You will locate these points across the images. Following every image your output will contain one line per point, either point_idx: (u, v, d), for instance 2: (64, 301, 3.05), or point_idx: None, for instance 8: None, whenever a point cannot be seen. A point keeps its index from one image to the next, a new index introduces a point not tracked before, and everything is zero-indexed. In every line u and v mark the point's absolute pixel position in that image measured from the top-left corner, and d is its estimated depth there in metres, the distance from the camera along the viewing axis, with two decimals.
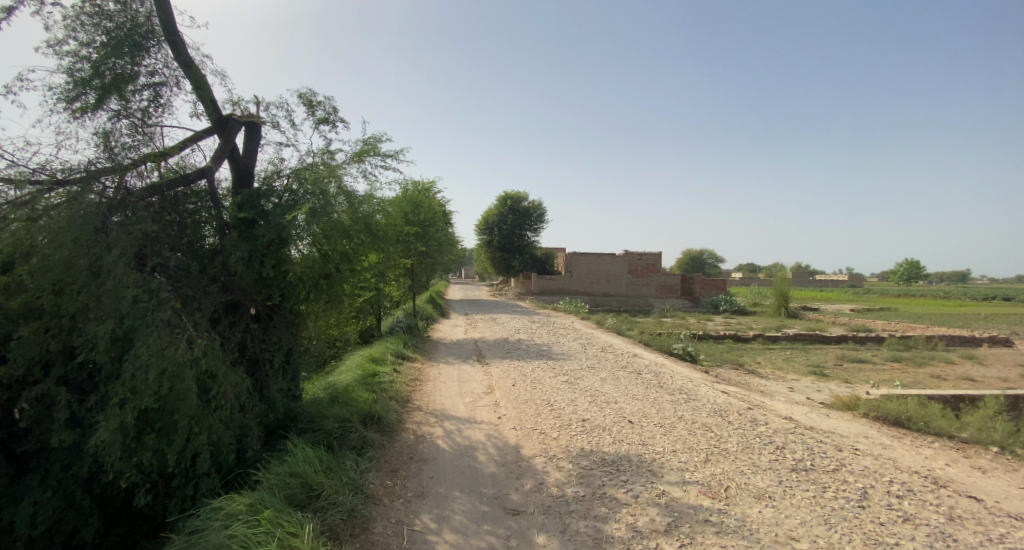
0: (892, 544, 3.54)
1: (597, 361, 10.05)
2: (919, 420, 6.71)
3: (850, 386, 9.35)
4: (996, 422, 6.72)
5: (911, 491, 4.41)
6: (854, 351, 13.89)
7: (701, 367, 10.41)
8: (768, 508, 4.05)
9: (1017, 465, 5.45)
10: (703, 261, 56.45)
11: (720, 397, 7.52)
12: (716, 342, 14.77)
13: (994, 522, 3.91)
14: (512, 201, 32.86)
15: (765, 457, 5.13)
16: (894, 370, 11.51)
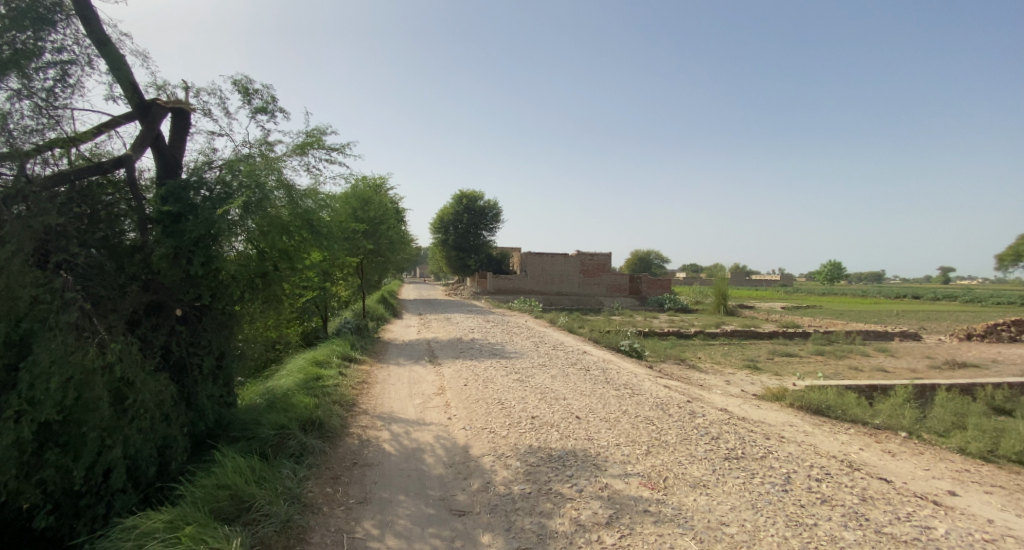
0: (811, 524, 3.77)
1: (549, 359, 10.13)
2: (838, 408, 7.23)
3: (780, 378, 9.97)
4: (904, 408, 7.35)
5: (829, 475, 4.73)
6: (785, 346, 14.80)
7: (647, 363, 10.73)
8: (703, 496, 4.21)
9: (921, 448, 5.98)
10: (650, 261, 58.51)
11: (662, 391, 7.79)
12: (661, 339, 15.29)
13: (900, 501, 4.25)
14: (467, 201, 32.69)
15: (702, 447, 5.34)
16: (818, 362, 12.39)
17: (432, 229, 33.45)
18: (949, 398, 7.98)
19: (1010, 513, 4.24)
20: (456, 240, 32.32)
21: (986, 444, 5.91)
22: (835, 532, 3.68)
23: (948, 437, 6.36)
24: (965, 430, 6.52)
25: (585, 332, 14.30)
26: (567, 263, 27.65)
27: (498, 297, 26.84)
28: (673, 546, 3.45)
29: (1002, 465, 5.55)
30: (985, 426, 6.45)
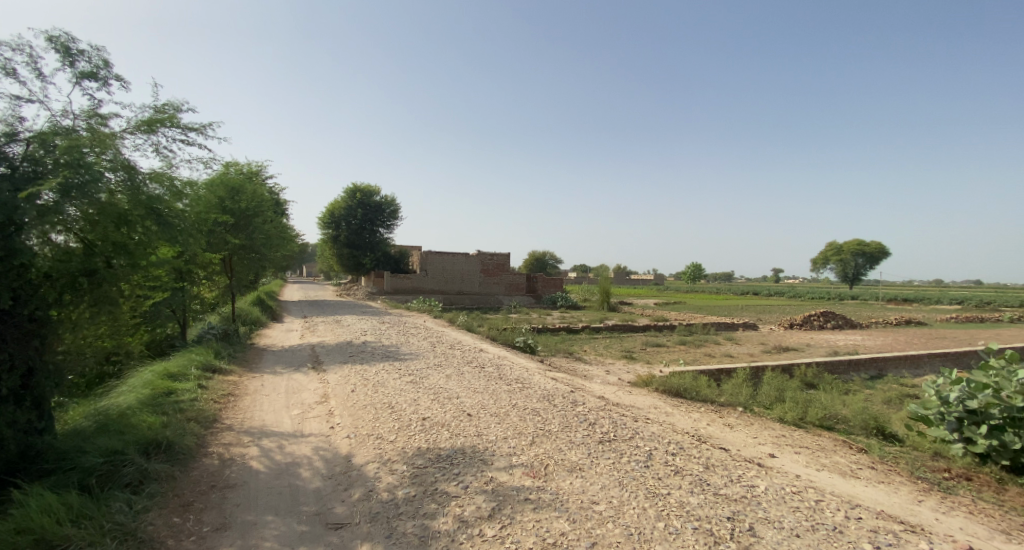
0: (666, 494, 4.18)
1: (444, 358, 9.99)
2: (693, 390, 8.15)
3: (650, 367, 10.97)
4: (742, 387, 8.51)
5: (683, 448, 5.29)
6: (655, 338, 16.30)
7: (538, 357, 11.08)
8: (578, 479, 4.45)
9: (753, 420, 6.98)
10: (546, 262, 60.49)
11: (549, 383, 8.11)
12: (550, 334, 15.91)
13: (734, 466, 4.91)
14: (362, 194, 31.02)
15: (580, 433, 5.66)
16: (681, 351, 13.88)
17: (320, 223, 31.13)
18: (775, 377, 9.42)
19: (812, 467, 5.12)
20: (347, 236, 30.42)
21: (797, 413, 7.07)
22: (684, 498, 4.13)
23: (771, 409, 7.51)
24: (784, 402, 7.75)
25: (481, 332, 14.34)
26: (467, 262, 27.48)
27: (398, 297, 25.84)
28: (550, 529, 3.59)
29: (808, 429, 6.69)
30: (798, 398, 7.73)
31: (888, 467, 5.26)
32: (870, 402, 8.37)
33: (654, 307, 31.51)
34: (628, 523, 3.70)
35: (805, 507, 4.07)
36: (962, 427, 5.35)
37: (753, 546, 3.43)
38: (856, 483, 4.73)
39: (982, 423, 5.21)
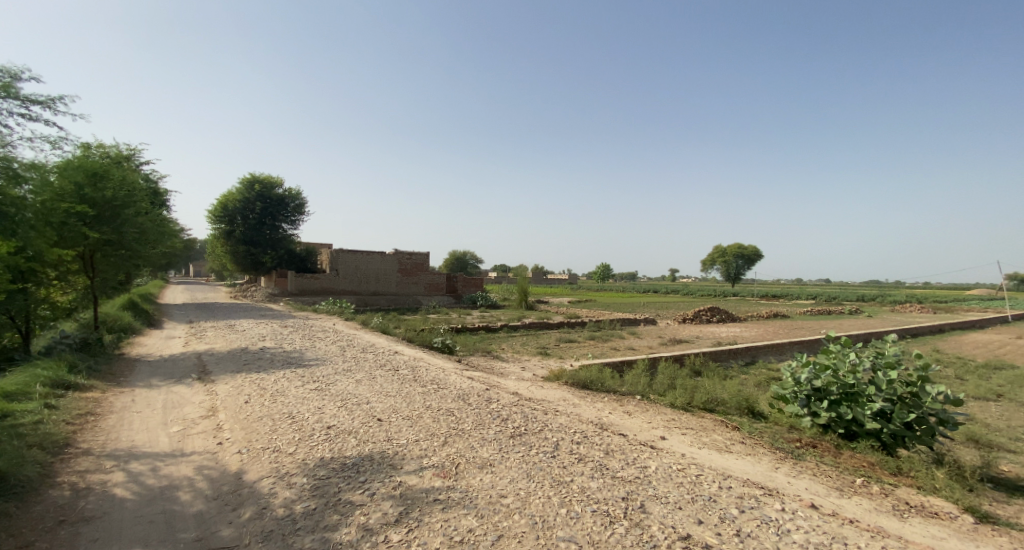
0: (570, 481, 4.41)
1: (354, 362, 9.59)
2: (598, 382, 8.63)
3: (562, 361, 11.40)
4: (641, 377, 9.18)
5: (587, 437, 5.59)
6: (566, 334, 16.97)
7: (453, 357, 11.05)
8: (488, 475, 4.53)
9: (649, 406, 7.56)
10: (466, 261, 60.07)
11: (464, 382, 8.12)
12: (465, 332, 15.92)
13: (631, 450, 5.29)
14: (262, 186, 28.66)
15: (492, 429, 5.75)
16: (591, 346, 14.59)
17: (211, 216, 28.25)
18: (669, 367, 10.27)
19: (697, 446, 5.68)
20: (244, 232, 27.94)
21: (685, 398, 7.79)
22: (586, 483, 4.37)
23: (664, 396, 8.19)
24: (675, 388, 8.49)
25: (395, 333, 13.96)
26: (384, 261, 26.53)
27: (303, 298, 24.10)
28: (458, 527, 3.62)
29: (694, 412, 7.40)
30: (686, 385, 8.51)
31: (755, 441, 5.98)
32: (745, 386, 9.45)
33: (572, 307, 31.00)
34: (534, 512, 3.85)
35: (689, 482, 4.51)
36: (810, 403, 6.23)
37: (645, 521, 3.74)
38: (731, 457, 5.32)
39: (823, 399, 6.09)
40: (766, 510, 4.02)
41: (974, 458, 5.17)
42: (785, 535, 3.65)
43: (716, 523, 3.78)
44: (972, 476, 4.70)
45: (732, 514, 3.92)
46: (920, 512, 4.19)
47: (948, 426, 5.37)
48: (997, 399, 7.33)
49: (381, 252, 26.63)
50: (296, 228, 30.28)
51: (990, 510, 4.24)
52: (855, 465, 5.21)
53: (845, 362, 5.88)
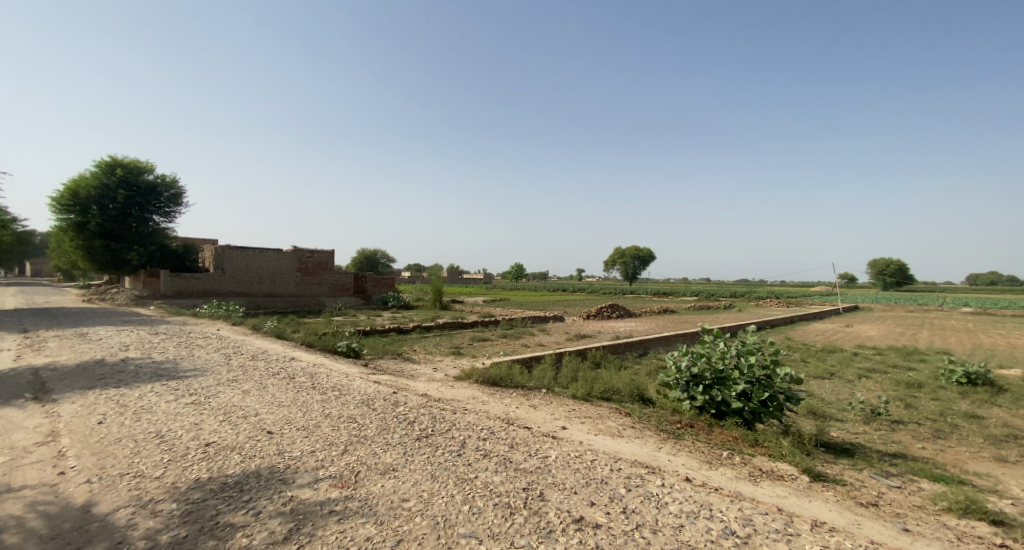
0: (473, 478, 4.58)
1: (241, 372, 8.95)
2: (507, 378, 8.90)
3: (473, 360, 11.56)
4: (547, 370, 9.63)
5: (494, 433, 5.81)
6: (479, 333, 17.21)
7: (360, 361, 10.76)
8: (390, 480, 4.56)
9: (554, 399, 7.98)
10: (377, 261, 58.23)
11: (369, 387, 7.98)
12: (372, 334, 15.50)
13: (534, 442, 5.60)
14: (123, 171, 25.39)
15: (397, 433, 5.75)
16: (503, 344, 14.93)
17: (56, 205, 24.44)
18: (574, 361, 10.87)
19: (594, 433, 6.15)
20: (101, 224, 24.56)
21: (585, 389, 8.32)
22: (488, 478, 4.58)
23: (568, 388, 8.67)
24: (578, 381, 9.03)
25: (294, 337, 13.22)
26: (279, 259, 24.84)
27: (180, 301, 21.69)
28: (354, 538, 3.64)
29: (594, 402, 7.93)
30: (588, 377, 9.08)
31: (644, 425, 6.59)
32: (639, 375, 10.28)
33: (487, 307, 30.31)
34: (436, 512, 3.97)
35: (584, 467, 4.89)
36: (689, 388, 6.98)
37: (542, 508, 4.02)
38: (623, 441, 5.83)
39: (699, 384, 6.87)
40: (650, 487, 4.50)
41: (813, 427, 6.17)
42: (662, 507, 4.12)
43: (606, 503, 4.17)
44: (809, 443, 5.62)
45: (620, 494, 4.34)
46: (770, 476, 4.95)
47: (793, 402, 6.37)
48: (837, 377, 8.73)
49: (276, 249, 24.94)
50: (168, 220, 27.23)
51: (821, 469, 5.11)
52: (723, 440, 5.98)
53: (716, 350, 6.73)
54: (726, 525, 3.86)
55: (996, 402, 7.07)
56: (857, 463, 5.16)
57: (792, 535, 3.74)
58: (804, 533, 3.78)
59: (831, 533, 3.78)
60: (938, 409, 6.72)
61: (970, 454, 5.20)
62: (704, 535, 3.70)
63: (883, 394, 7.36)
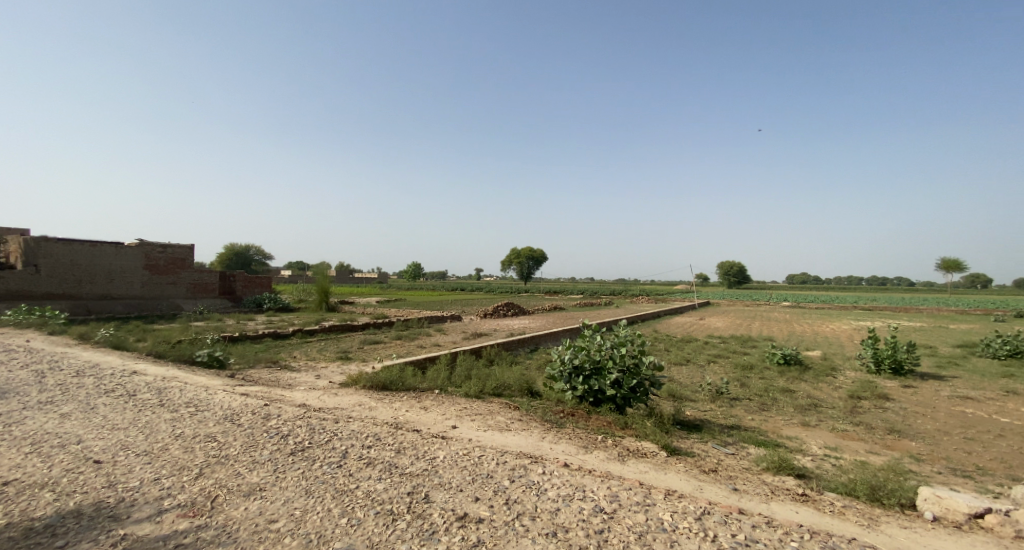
0: (353, 488, 4.55)
1: (61, 394, 7.71)
2: (398, 381, 8.84)
3: (362, 364, 11.28)
4: (441, 371, 9.74)
5: (379, 440, 5.79)
6: (371, 335, 16.79)
7: (225, 372, 9.88)
8: (256, 501, 4.31)
9: (444, 399, 8.11)
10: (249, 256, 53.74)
11: (235, 401, 7.42)
12: (241, 342, 14.24)
13: (422, 444, 5.72)
14: None
15: (267, 449, 5.43)
16: (396, 345, 14.74)
17: None
18: (468, 359, 11.10)
19: (481, 429, 6.42)
20: None
21: (477, 387, 8.57)
22: (370, 487, 4.58)
23: (461, 386, 8.87)
24: (471, 379, 9.27)
25: (141, 348, 11.71)
26: (118, 254, 21.10)
27: None
28: None
29: (486, 398, 8.21)
30: (480, 375, 9.35)
31: (530, 417, 7.00)
32: (528, 370, 10.81)
33: (380, 307, 30.21)
34: (309, 530, 3.89)
35: (471, 464, 5.11)
36: (570, 379, 7.50)
37: (426, 511, 4.16)
38: (508, 435, 6.16)
39: (579, 374, 7.44)
40: (531, 476, 4.84)
41: (672, 408, 7.05)
42: (541, 494, 4.46)
43: (490, 496, 4.43)
44: (667, 422, 6.41)
45: (503, 486, 4.62)
46: (635, 454, 5.57)
47: (656, 386, 7.22)
48: (693, 363, 10.03)
49: (115, 241, 21.17)
50: None
51: (677, 444, 5.88)
52: (599, 426, 6.58)
53: (594, 342, 7.41)
54: (595, 504, 4.26)
55: (803, 377, 8.65)
56: (704, 437, 6.02)
57: (649, 505, 4.25)
58: (658, 502, 4.33)
59: (680, 500, 4.39)
60: (764, 386, 8.05)
61: (785, 421, 6.33)
62: (576, 516, 4.05)
63: (725, 376, 8.61)
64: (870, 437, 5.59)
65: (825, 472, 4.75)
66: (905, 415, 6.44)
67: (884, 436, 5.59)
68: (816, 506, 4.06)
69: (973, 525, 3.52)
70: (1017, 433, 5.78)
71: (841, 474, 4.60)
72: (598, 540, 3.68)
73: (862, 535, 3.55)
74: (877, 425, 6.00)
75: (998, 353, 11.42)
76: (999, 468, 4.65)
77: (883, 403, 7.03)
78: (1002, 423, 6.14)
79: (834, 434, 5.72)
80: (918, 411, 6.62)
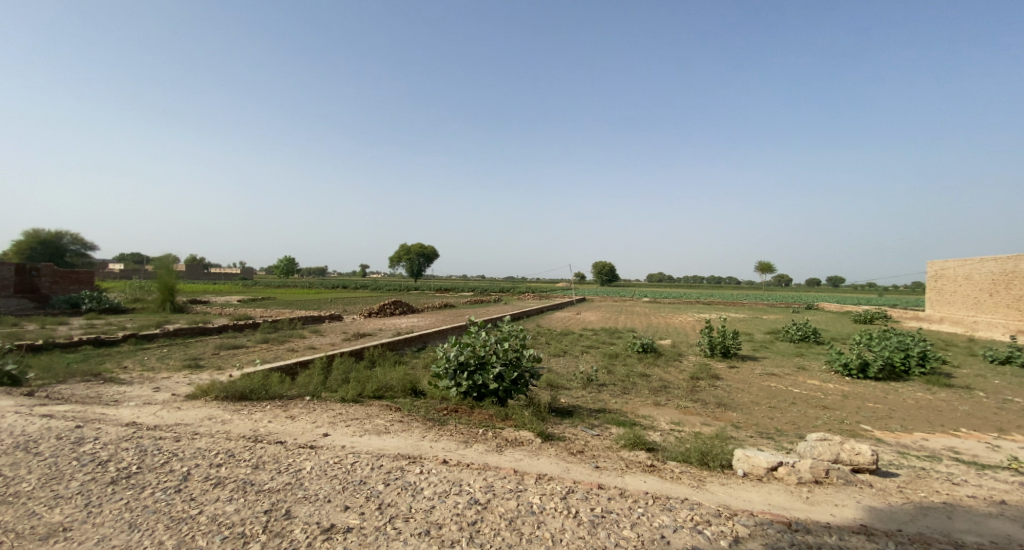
0: (193, 514, 4.01)
1: None
2: (260, 388, 8.05)
3: (216, 373, 10.25)
4: (314, 376, 9.23)
5: (232, 456, 5.12)
6: (230, 339, 15.26)
7: (22, 392, 8.22)
8: (59, 543, 3.62)
9: (314, 405, 7.67)
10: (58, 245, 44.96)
11: (33, 424, 6.09)
12: (46, 354, 11.90)
13: (286, 457, 5.21)
14: None
15: (75, 481, 4.47)
16: (260, 350, 13.66)
17: None
18: (345, 361, 10.68)
19: (356, 435, 6.15)
20: None
21: (356, 390, 8.33)
22: (216, 511, 4.08)
23: (337, 391, 8.54)
24: (349, 383, 8.96)
25: None
26: None
27: None
28: None
29: (364, 402, 8.03)
30: (359, 378, 9.08)
31: (411, 417, 7.02)
32: (410, 369, 10.75)
33: (243, 307, 27.67)
34: None
35: (343, 472, 4.87)
36: (455, 375, 7.66)
37: (285, 527, 3.87)
38: (386, 438, 6.07)
39: (464, 370, 7.61)
40: (407, 477, 4.83)
41: (549, 396, 7.60)
42: (417, 494, 4.49)
43: (361, 503, 4.29)
44: (544, 410, 6.90)
45: (377, 490, 4.52)
46: (513, 444, 5.94)
47: (535, 377, 7.76)
48: (566, 354, 10.81)
49: None
50: None
51: (551, 429, 6.39)
52: (481, 419, 6.88)
53: (479, 338, 7.62)
54: (470, 497, 4.46)
55: (655, 362, 9.82)
56: (574, 421, 6.61)
57: (521, 491, 4.60)
58: (530, 487, 4.71)
59: (549, 482, 4.81)
60: (626, 371, 9.00)
61: (641, 401, 7.19)
62: (451, 511, 4.20)
63: (595, 365, 9.45)
64: (704, 411, 6.57)
65: (669, 443, 5.52)
66: (730, 390, 7.67)
67: (714, 410, 6.61)
68: (660, 474, 4.72)
69: (770, 477, 4.38)
70: (805, 399, 7.21)
71: (678, 444, 5.39)
72: (470, 532, 3.89)
73: (693, 495, 4.22)
74: (710, 401, 7.07)
75: (795, 337, 14.01)
76: (790, 429, 5.80)
77: (715, 381, 8.27)
78: (795, 392, 7.62)
79: (678, 411, 6.63)
80: (739, 387, 7.92)
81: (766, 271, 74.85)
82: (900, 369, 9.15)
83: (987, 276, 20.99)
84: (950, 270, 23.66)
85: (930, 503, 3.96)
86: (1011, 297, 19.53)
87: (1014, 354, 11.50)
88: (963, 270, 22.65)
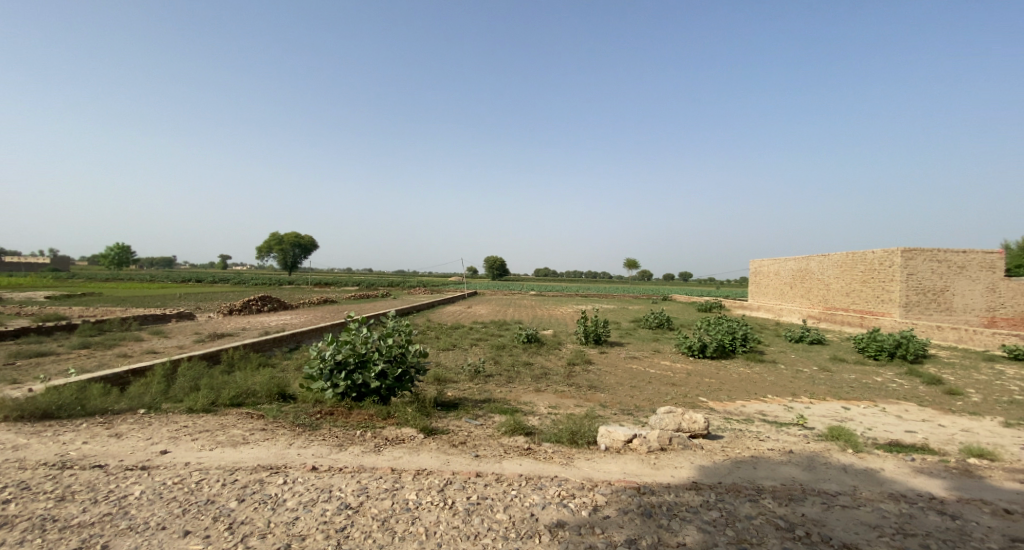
0: None
1: None
2: (74, 405, 6.90)
3: (10, 389, 8.54)
4: (151, 385, 8.12)
5: (27, 490, 4.34)
6: (35, 346, 12.78)
7: None
8: None
9: (148, 420, 6.77)
10: None
11: None
12: None
13: (106, 483, 4.56)
14: None
15: None
16: (78, 357, 11.67)
17: None
18: (196, 367, 9.55)
19: (203, 449, 5.57)
20: None
21: (208, 399, 7.50)
22: None
23: (183, 401, 7.61)
24: (199, 390, 8.04)
25: None
26: None
27: None
28: None
29: (218, 412, 7.27)
30: (211, 385, 8.20)
31: (277, 424, 6.55)
32: (278, 371, 9.97)
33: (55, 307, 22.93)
34: None
35: (184, 493, 4.39)
36: (332, 376, 7.26)
37: None
38: (244, 449, 5.59)
39: (342, 370, 7.25)
40: (268, 490, 4.52)
41: (435, 391, 7.56)
42: (278, 507, 4.21)
43: (207, 525, 3.91)
44: (428, 405, 6.86)
45: (228, 508, 4.15)
46: (394, 442, 5.82)
47: (421, 371, 7.68)
48: (454, 347, 10.88)
49: None
50: None
51: (435, 424, 6.37)
52: (360, 420, 6.65)
53: (360, 335, 7.30)
54: (340, 502, 4.30)
55: (537, 351, 10.29)
56: (459, 413, 6.67)
57: (397, 489, 4.53)
58: (406, 484, 4.65)
59: (426, 477, 4.81)
60: (511, 361, 9.32)
61: (524, 389, 7.49)
62: (317, 520, 4.01)
63: (483, 356, 9.65)
64: (577, 394, 7.03)
65: (546, 426, 5.82)
66: (601, 373, 8.30)
67: (585, 391, 7.10)
68: (534, 457, 4.95)
69: (626, 450, 4.81)
70: (658, 378, 8.02)
71: (551, 428, 5.68)
72: (337, 539, 3.75)
73: (561, 472, 4.50)
74: (583, 384, 7.57)
75: (653, 324, 15.53)
76: (646, 405, 6.41)
77: (587, 366, 8.88)
78: (652, 373, 8.44)
79: (555, 395, 7.00)
80: (608, 370, 8.60)
81: (634, 266, 81.57)
82: (731, 349, 10.59)
83: (789, 272, 24.93)
84: (766, 266, 27.73)
85: (743, 457, 4.66)
86: (803, 289, 23.43)
87: (805, 333, 13.90)
88: (774, 267, 26.71)
